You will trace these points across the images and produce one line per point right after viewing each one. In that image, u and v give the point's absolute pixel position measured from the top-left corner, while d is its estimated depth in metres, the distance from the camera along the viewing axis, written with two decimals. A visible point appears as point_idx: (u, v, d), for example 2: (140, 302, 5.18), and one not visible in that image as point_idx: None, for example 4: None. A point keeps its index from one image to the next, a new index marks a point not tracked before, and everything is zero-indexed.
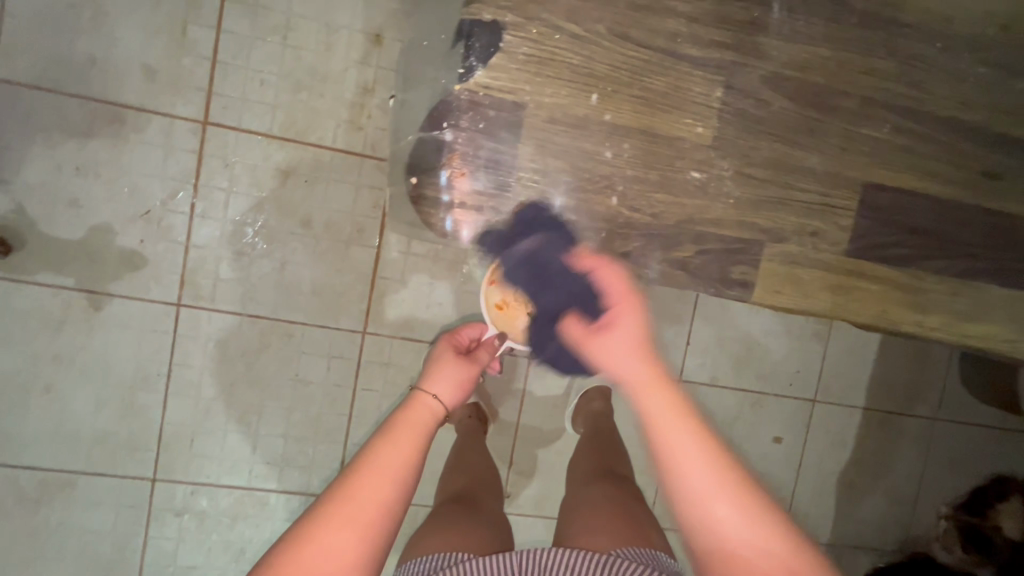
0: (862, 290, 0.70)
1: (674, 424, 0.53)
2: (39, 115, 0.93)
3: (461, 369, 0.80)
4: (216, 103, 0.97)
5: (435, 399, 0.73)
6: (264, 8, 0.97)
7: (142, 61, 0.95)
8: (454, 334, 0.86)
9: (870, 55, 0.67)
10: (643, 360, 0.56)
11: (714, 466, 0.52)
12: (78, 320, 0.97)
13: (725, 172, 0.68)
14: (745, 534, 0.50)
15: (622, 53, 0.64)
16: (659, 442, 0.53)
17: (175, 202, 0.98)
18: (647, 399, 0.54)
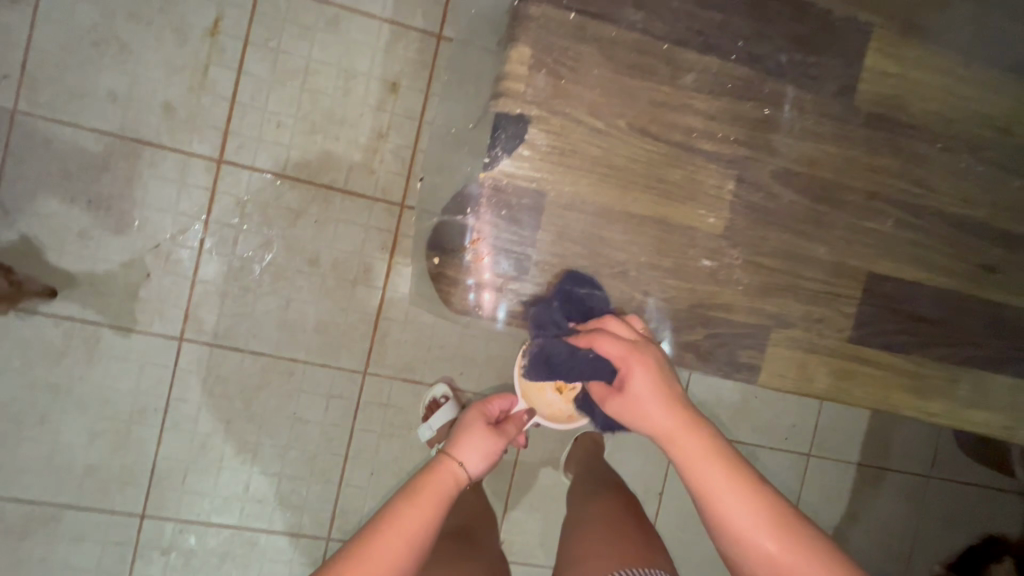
0: (864, 374, 0.72)
1: (738, 499, 0.57)
2: (57, 148, 0.94)
3: (490, 441, 0.87)
4: (232, 142, 0.99)
5: (460, 467, 0.82)
6: (285, 53, 0.99)
7: (161, 99, 0.97)
8: (485, 404, 0.93)
9: (875, 153, 0.70)
10: (665, 410, 0.62)
11: (728, 475, 0.58)
12: (78, 351, 0.97)
13: (735, 261, 0.69)
14: (760, 535, 0.55)
15: (641, 147, 0.66)
16: (730, 523, 0.56)
17: (185, 237, 0.99)
18: (700, 468, 0.59)
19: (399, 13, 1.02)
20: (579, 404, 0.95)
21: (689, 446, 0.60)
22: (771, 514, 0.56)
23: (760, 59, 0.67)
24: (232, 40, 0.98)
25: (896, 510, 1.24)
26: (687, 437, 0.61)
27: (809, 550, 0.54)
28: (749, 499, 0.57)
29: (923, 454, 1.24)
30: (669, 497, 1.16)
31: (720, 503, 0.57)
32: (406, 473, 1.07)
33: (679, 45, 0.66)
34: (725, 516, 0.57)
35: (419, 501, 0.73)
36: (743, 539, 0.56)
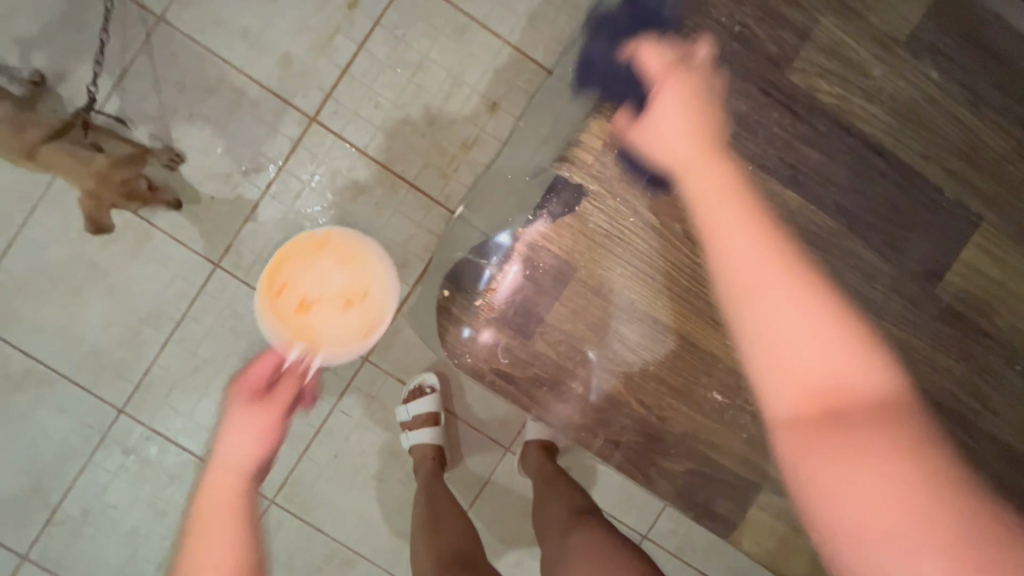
0: None
1: (751, 237, 0.46)
2: (181, 61, 1.02)
3: (259, 414, 0.59)
4: (329, 107, 1.03)
5: (236, 459, 0.57)
6: (407, 44, 1.04)
7: (285, 50, 1.03)
8: (244, 368, 0.63)
9: (941, 352, 0.64)
10: (692, 139, 0.51)
11: (753, 227, 0.46)
12: (127, 243, 1.02)
13: (747, 404, 0.67)
14: (771, 293, 0.44)
15: (692, 261, 0.64)
16: (743, 278, 0.45)
17: (256, 176, 1.03)
18: (726, 221, 0.47)
19: (522, 41, 1.04)
20: (375, 310, 1.00)
21: (701, 177, 0.49)
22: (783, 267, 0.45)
23: (847, 214, 0.63)
24: (366, 18, 1.03)
25: None
26: (708, 166, 0.50)
27: (818, 317, 0.43)
28: (762, 246, 0.46)
29: None
30: None
31: (732, 251, 0.46)
32: (366, 470, 1.07)
33: (765, 171, 0.63)
34: (744, 274, 0.45)
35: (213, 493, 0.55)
36: (756, 293, 0.45)
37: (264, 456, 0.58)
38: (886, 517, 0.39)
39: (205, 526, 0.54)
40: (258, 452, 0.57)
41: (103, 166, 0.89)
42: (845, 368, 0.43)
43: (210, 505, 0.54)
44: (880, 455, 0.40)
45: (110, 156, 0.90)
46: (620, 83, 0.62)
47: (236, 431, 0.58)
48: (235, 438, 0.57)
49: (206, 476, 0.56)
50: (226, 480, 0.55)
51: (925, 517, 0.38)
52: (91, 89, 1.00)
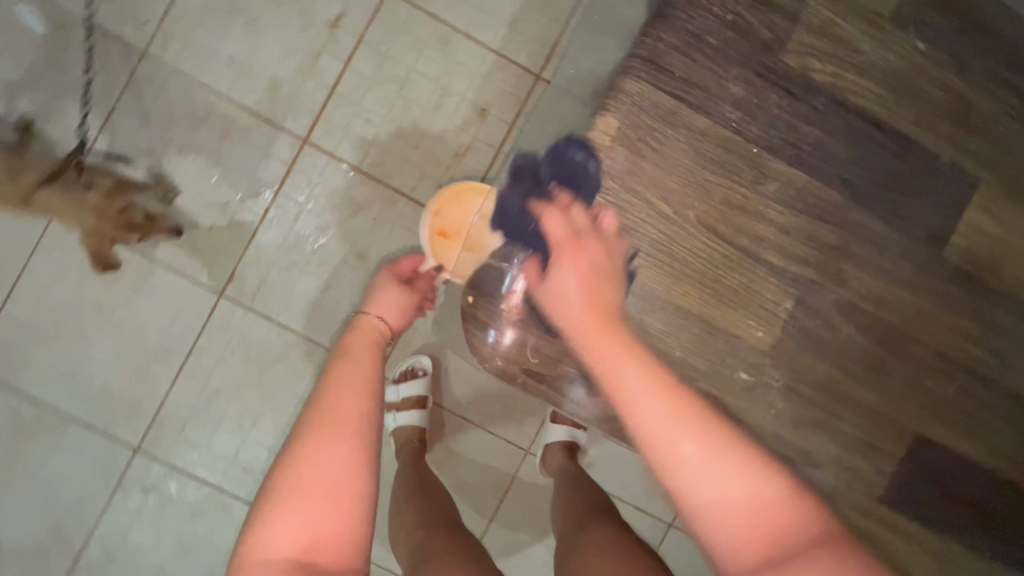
0: (886, 541, 0.68)
1: (654, 396, 0.46)
2: (168, 94, 1.02)
3: (402, 296, 0.83)
4: (320, 127, 1.04)
5: (378, 321, 0.80)
6: (392, 59, 1.04)
7: (271, 75, 1.03)
8: (397, 266, 0.89)
9: (953, 312, 0.66)
10: (588, 308, 0.51)
11: (651, 384, 0.47)
12: (129, 280, 1.02)
13: (774, 382, 0.66)
14: (685, 446, 0.45)
15: (706, 243, 0.65)
16: (653, 438, 0.46)
17: (253, 202, 1.04)
18: (636, 386, 0.47)
19: (506, 47, 1.06)
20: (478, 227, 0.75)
21: (603, 347, 0.49)
22: (691, 421, 0.46)
23: (852, 187, 0.65)
24: (349, 37, 1.04)
25: None
26: (601, 329, 0.50)
27: (731, 464, 0.45)
28: (664, 400, 0.46)
29: None
30: None
31: (645, 419, 0.46)
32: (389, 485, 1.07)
33: (769, 152, 0.64)
34: (660, 440, 0.45)
35: (359, 360, 0.68)
36: (672, 453, 0.45)
37: (375, 385, 0.64)
38: None
39: (336, 398, 0.60)
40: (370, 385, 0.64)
41: (97, 201, 0.96)
42: (760, 494, 0.44)
43: (339, 422, 0.57)
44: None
45: (101, 190, 0.96)
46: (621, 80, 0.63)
47: (368, 346, 0.73)
48: (355, 368, 0.66)
49: (332, 383, 0.63)
50: (354, 397, 0.61)
51: None
52: (81, 130, 1.00)
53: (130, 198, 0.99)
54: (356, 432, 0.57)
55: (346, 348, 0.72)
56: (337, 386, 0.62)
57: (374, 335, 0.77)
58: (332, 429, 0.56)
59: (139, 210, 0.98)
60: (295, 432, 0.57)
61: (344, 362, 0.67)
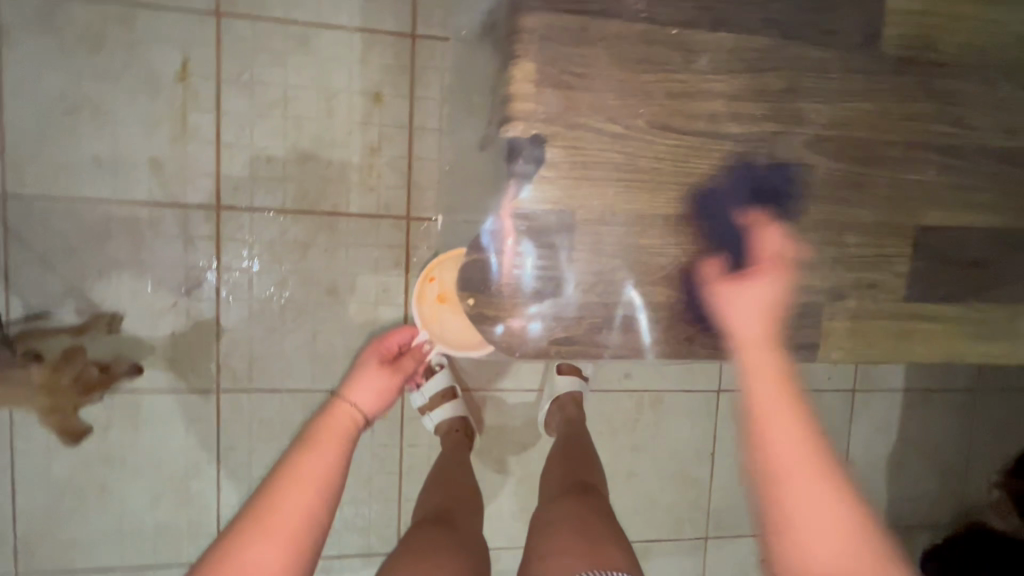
0: (922, 330, 0.77)
1: (788, 423, 0.51)
2: (54, 225, 0.93)
3: (386, 378, 0.78)
4: (226, 186, 0.97)
5: (356, 409, 0.72)
6: (260, 84, 0.96)
7: (148, 156, 0.94)
8: (381, 342, 0.84)
9: (908, 102, 0.72)
10: (765, 326, 0.59)
11: (798, 416, 0.52)
12: (123, 420, 0.98)
13: (777, 241, 0.73)
14: (801, 464, 0.50)
15: (670, 145, 0.70)
16: (777, 446, 0.51)
17: (200, 289, 0.98)
18: (768, 416, 0.52)
19: (367, 19, 0.97)
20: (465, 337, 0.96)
21: (756, 365, 0.55)
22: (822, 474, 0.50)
23: (770, 23, 0.69)
24: (204, 81, 0.94)
25: (947, 426, 1.23)
26: (767, 368, 0.55)
27: (833, 507, 0.49)
28: (807, 434, 0.51)
29: (968, 369, 1.21)
30: (722, 457, 1.15)
31: (777, 442, 0.51)
32: None
33: (689, 27, 0.68)
34: (793, 479, 0.50)
35: (320, 447, 0.63)
36: (777, 465, 0.50)
37: (336, 481, 0.61)
38: None
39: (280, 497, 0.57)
40: (330, 483, 0.60)
41: (44, 377, 0.91)
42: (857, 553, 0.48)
43: (279, 522, 0.55)
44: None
45: (46, 363, 0.92)
46: (524, 15, 0.65)
47: (343, 431, 0.67)
48: (317, 456, 0.62)
49: (293, 469, 0.60)
50: (304, 496, 0.58)
51: None
52: None
53: (80, 360, 0.94)
54: (294, 541, 0.55)
55: (312, 432, 0.66)
56: (294, 475, 0.59)
57: (348, 428, 0.68)
58: (268, 532, 0.55)
59: (92, 367, 0.94)
60: (243, 515, 0.56)
61: (306, 446, 0.63)
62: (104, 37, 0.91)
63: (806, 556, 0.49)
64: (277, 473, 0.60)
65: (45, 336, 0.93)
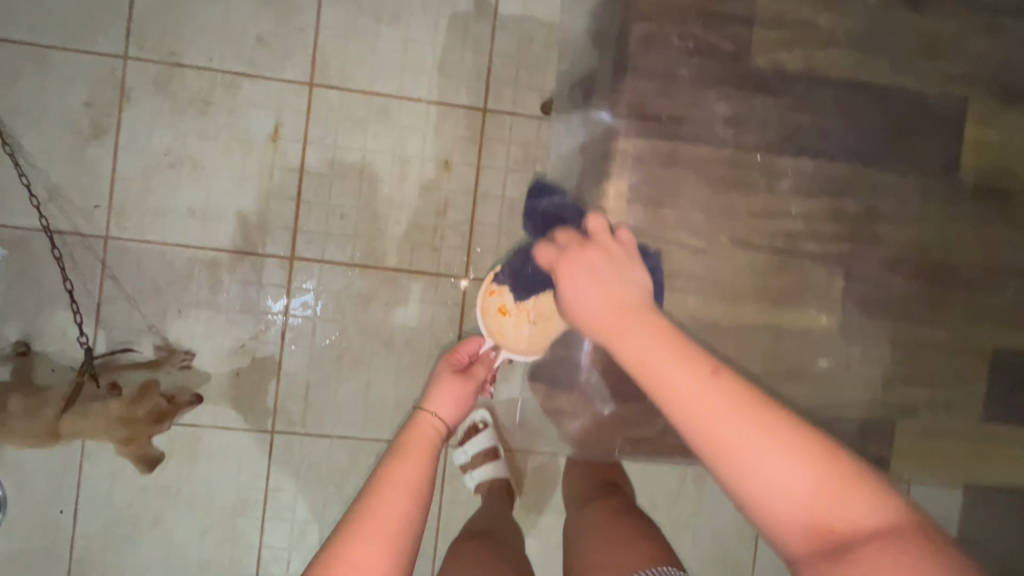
0: (992, 448, 0.80)
1: (670, 363, 0.46)
2: (145, 266, 1.01)
3: (461, 388, 0.79)
4: (301, 239, 1.04)
5: (436, 419, 0.75)
6: (342, 147, 1.04)
7: (236, 209, 1.02)
8: (453, 352, 0.84)
9: (986, 229, 0.79)
10: (612, 308, 0.50)
11: (676, 353, 0.46)
12: (183, 454, 1.02)
13: (850, 356, 0.77)
14: (698, 391, 0.45)
15: (750, 261, 0.76)
16: (678, 397, 0.45)
17: (267, 333, 1.03)
18: (651, 363, 0.46)
19: (444, 94, 1.05)
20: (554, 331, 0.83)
21: (630, 339, 0.48)
22: (739, 404, 0.44)
23: (851, 152, 0.77)
24: (292, 143, 1.03)
25: None
26: (620, 327, 0.49)
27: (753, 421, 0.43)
28: (687, 368, 0.45)
29: None
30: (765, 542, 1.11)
31: (672, 386, 0.45)
32: None
33: (770, 153, 0.76)
34: (713, 427, 0.44)
35: (409, 459, 0.65)
36: (681, 409, 0.45)
37: (421, 493, 0.62)
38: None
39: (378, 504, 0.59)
40: (419, 493, 0.62)
41: (121, 409, 0.96)
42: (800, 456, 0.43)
43: (381, 528, 0.56)
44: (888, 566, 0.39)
45: (123, 398, 0.97)
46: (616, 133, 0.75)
47: (429, 443, 0.70)
48: (405, 467, 0.64)
49: (386, 477, 0.62)
50: (395, 502, 0.59)
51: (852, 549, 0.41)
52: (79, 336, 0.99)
53: (153, 393, 0.98)
54: (396, 550, 0.55)
55: (402, 449, 0.68)
56: (387, 483, 0.61)
57: (431, 437, 0.71)
58: (370, 538, 0.55)
59: (160, 399, 0.99)
60: (341, 528, 0.57)
61: (396, 458, 0.65)
62: (210, 101, 1.01)
63: (770, 492, 0.42)
64: (370, 486, 0.61)
65: (125, 368, 1.00)
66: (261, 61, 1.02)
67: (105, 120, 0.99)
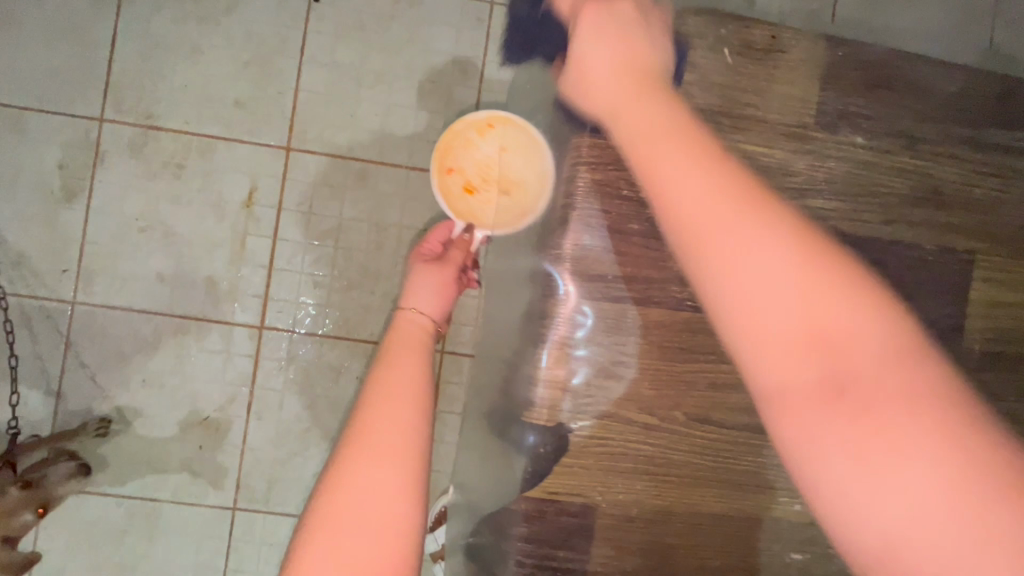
0: None
1: (673, 159, 0.37)
2: (110, 333, 0.97)
3: (443, 280, 0.70)
4: (272, 308, 0.99)
5: (419, 315, 0.66)
6: (317, 214, 1.00)
7: (207, 275, 0.99)
8: (420, 248, 0.77)
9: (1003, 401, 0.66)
10: (624, 96, 0.44)
11: (678, 146, 0.38)
12: (141, 530, 0.98)
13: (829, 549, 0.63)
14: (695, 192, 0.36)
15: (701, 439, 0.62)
16: (678, 214, 0.36)
17: (233, 405, 0.99)
18: (654, 154, 0.39)
19: (425, 160, 1.01)
20: (531, 191, 0.77)
21: (633, 124, 0.42)
22: (749, 205, 0.35)
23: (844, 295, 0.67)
24: (267, 209, 1.00)
25: None
26: (620, 120, 0.44)
27: (768, 230, 0.34)
28: (690, 165, 0.37)
29: None
30: None
31: (671, 192, 0.37)
32: None
33: None
34: (707, 235, 0.35)
35: (398, 357, 0.57)
36: (677, 218, 0.36)
37: (423, 392, 0.53)
38: (910, 484, 0.29)
39: (374, 413, 0.49)
40: (419, 401, 0.52)
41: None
42: (826, 286, 0.33)
43: (380, 435, 0.47)
44: (919, 440, 0.29)
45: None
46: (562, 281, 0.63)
47: (414, 338, 0.63)
48: (399, 367, 0.56)
49: (376, 384, 0.54)
50: (400, 406, 0.50)
51: (916, 419, 0.30)
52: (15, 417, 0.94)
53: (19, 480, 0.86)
54: (402, 443, 0.47)
55: (387, 348, 0.60)
56: (381, 390, 0.52)
57: (419, 333, 0.64)
58: (372, 451, 0.46)
59: (14, 483, 0.85)
60: (332, 456, 0.48)
61: (385, 362, 0.57)
62: (184, 164, 0.98)
63: (767, 316, 0.33)
64: (366, 390, 0.53)
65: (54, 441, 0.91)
66: (237, 124, 0.99)
67: (78, 183, 0.97)
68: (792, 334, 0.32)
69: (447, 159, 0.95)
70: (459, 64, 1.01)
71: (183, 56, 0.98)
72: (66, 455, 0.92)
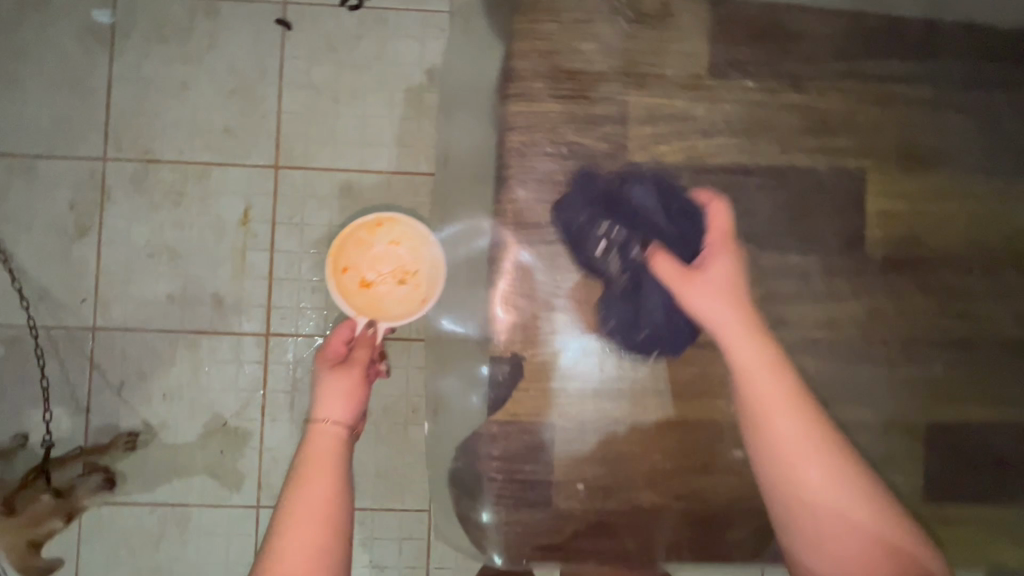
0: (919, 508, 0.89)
1: (769, 382, 0.76)
2: (130, 354, 1.05)
3: (351, 384, 0.83)
4: (275, 315, 1.07)
5: (331, 425, 0.80)
6: (309, 225, 1.07)
7: (213, 292, 1.06)
8: (325, 349, 0.87)
9: (888, 298, 0.91)
10: (730, 305, 0.81)
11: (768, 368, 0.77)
12: (172, 534, 1.04)
13: None
14: (775, 398, 0.75)
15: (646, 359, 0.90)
16: (762, 407, 0.74)
17: (248, 410, 1.06)
18: (749, 368, 0.77)
19: (403, 163, 1.08)
20: (425, 283, 0.94)
21: (744, 351, 0.78)
22: (798, 411, 0.74)
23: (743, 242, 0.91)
24: (262, 225, 1.07)
25: None
26: (742, 338, 0.79)
27: (817, 436, 0.72)
28: (769, 377, 0.76)
29: None
30: None
31: (763, 397, 0.75)
32: None
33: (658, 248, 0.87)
34: (765, 423, 0.74)
35: (311, 479, 0.73)
36: (763, 410, 0.74)
37: (333, 515, 0.71)
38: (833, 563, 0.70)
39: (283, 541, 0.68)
40: (327, 520, 0.70)
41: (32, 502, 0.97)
42: (840, 479, 0.71)
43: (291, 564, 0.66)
44: (843, 536, 0.69)
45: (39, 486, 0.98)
46: (503, 251, 0.91)
47: (328, 450, 0.77)
48: (312, 492, 0.72)
49: (290, 508, 0.71)
50: (305, 533, 0.68)
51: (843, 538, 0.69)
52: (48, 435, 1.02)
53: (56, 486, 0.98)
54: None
55: (302, 464, 0.76)
56: (291, 516, 0.70)
57: (331, 442, 0.78)
58: None
59: (47, 491, 0.97)
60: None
61: (297, 485, 0.73)
62: (183, 193, 1.07)
63: (797, 472, 0.71)
64: (281, 512, 0.71)
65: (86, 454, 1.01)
66: (227, 150, 1.07)
67: (88, 219, 1.05)
68: (808, 485, 0.71)
69: (339, 258, 0.94)
70: (426, 71, 1.08)
71: (173, 93, 1.07)
72: (99, 468, 1.02)
